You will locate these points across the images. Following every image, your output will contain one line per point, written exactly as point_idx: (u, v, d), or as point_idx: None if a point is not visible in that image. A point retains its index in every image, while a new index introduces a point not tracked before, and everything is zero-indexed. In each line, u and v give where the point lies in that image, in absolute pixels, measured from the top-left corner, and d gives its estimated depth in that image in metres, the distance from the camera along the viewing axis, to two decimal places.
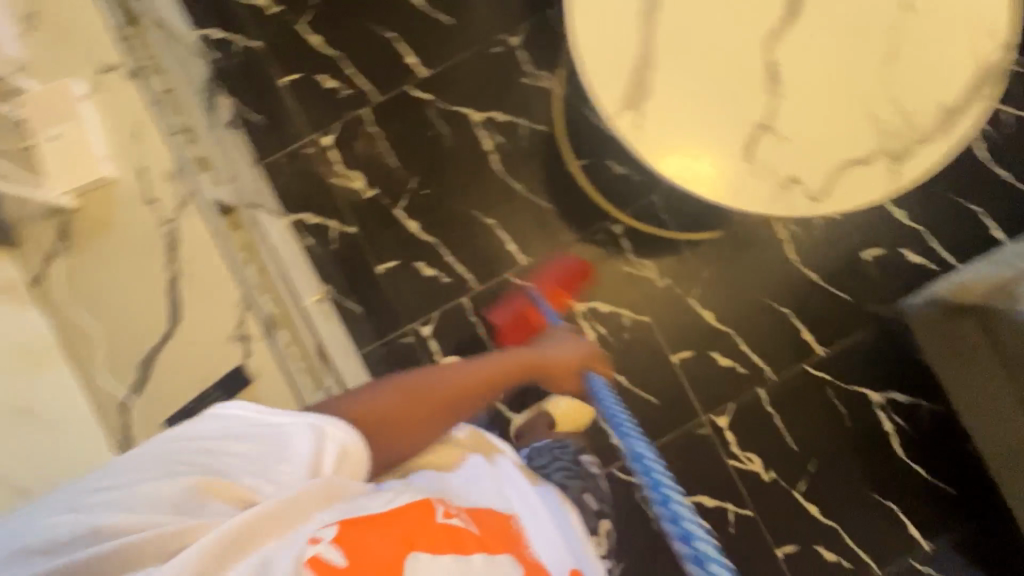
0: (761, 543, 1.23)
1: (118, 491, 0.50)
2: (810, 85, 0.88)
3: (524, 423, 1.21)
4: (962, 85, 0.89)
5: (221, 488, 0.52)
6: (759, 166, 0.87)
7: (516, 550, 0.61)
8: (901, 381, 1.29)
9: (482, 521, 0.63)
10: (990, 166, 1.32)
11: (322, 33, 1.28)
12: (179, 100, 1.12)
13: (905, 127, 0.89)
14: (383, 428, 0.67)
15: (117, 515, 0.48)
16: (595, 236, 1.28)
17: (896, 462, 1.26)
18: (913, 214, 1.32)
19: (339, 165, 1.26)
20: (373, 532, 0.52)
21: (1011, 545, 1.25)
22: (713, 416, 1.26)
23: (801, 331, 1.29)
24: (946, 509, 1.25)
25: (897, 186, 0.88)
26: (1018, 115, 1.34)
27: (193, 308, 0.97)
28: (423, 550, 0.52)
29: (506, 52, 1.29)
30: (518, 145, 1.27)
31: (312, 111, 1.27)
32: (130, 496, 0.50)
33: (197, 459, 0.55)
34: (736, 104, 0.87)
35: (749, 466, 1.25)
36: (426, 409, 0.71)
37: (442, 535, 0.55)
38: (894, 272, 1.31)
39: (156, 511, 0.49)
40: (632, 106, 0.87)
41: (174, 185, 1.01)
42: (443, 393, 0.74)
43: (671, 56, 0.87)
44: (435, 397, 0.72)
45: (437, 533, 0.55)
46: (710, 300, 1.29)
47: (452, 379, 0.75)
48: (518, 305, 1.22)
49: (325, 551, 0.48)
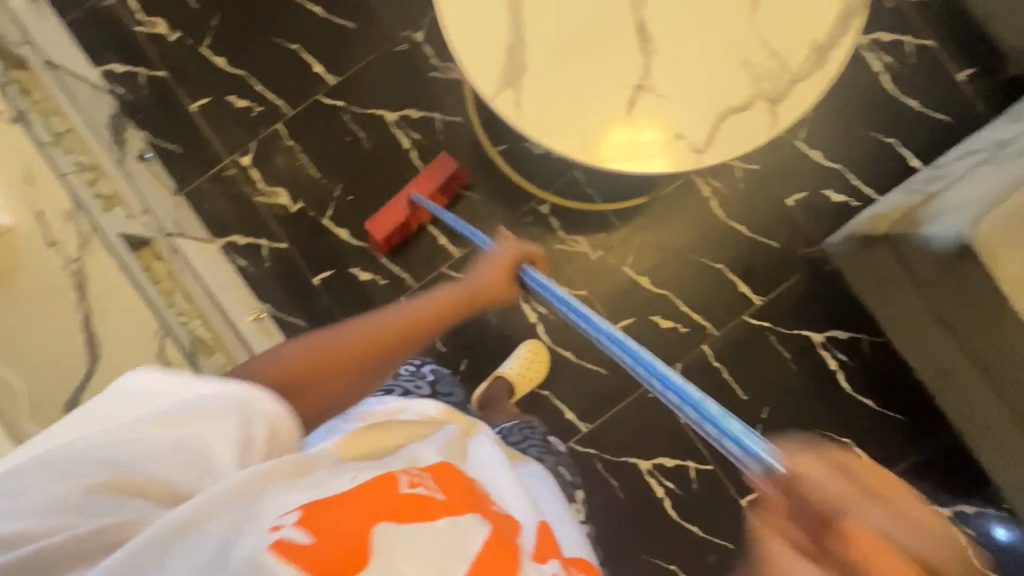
0: (723, 491, 1.39)
1: (45, 489, 0.45)
2: (679, 38, 0.88)
3: (484, 395, 1.31)
4: (832, 19, 0.88)
5: (196, 463, 0.48)
6: (641, 127, 0.88)
7: (484, 509, 0.56)
8: (842, 320, 1.40)
9: (447, 481, 0.57)
10: (898, 97, 1.40)
11: (233, 57, 1.42)
12: (80, 139, 1.17)
13: (782, 69, 0.88)
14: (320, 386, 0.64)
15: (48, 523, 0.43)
16: (524, 219, 1.41)
17: (843, 396, 1.39)
18: (829, 155, 1.41)
19: (262, 184, 1.41)
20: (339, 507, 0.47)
21: (959, 458, 1.38)
22: None
23: (736, 283, 1.41)
24: (895, 433, 1.39)
25: (777, 129, 0.88)
26: (916, 43, 1.41)
27: (111, 343, 0.94)
28: (390, 519, 0.47)
29: (411, 48, 1.42)
30: (436, 140, 1.41)
31: (228, 133, 1.41)
32: (62, 490, 0.45)
33: (167, 435, 0.49)
34: (610, 70, 0.88)
35: None
36: (364, 340, 0.69)
37: (406, 505, 0.49)
38: (819, 213, 1.41)
39: (91, 505, 0.45)
40: (510, 83, 0.88)
41: (73, 222, 0.97)
42: (378, 337, 0.70)
43: (539, 29, 0.88)
44: (356, 347, 0.67)
45: (406, 501, 0.50)
46: (646, 266, 1.41)
47: (391, 322, 0.72)
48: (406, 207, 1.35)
49: (288, 533, 0.43)
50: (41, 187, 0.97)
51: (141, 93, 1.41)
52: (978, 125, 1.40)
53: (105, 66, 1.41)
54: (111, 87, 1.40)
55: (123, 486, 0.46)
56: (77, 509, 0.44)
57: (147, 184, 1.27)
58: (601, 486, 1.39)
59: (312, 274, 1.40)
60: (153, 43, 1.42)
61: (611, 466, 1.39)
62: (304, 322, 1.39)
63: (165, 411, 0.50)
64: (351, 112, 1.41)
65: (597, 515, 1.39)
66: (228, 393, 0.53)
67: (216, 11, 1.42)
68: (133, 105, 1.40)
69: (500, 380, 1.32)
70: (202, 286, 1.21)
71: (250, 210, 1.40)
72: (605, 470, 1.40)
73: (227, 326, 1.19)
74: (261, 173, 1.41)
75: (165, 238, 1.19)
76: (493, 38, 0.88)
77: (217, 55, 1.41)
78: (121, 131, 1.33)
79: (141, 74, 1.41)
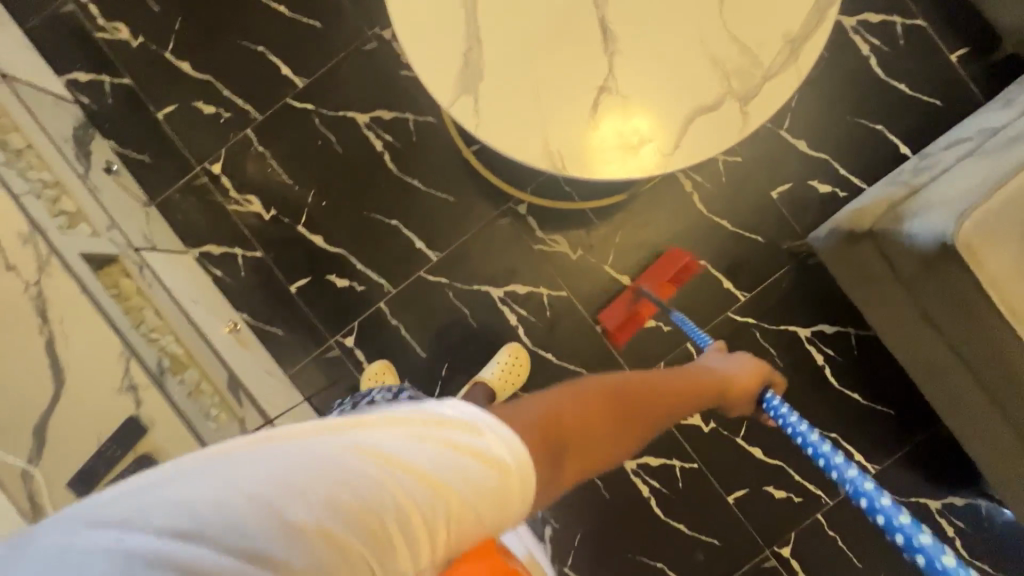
0: (710, 489, 1.38)
1: (215, 510, 0.33)
2: (644, 35, 0.84)
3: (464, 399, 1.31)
4: (806, 10, 0.83)
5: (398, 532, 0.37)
6: (607, 132, 0.84)
7: None
8: (829, 315, 1.37)
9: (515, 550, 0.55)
10: (885, 80, 1.35)
11: (199, 62, 1.38)
12: (41, 155, 1.14)
13: (753, 66, 0.84)
14: (570, 440, 0.50)
15: (203, 561, 0.31)
16: (502, 221, 1.38)
17: (831, 392, 1.37)
18: (815, 144, 1.36)
19: (234, 192, 1.38)
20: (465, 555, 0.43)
21: (950, 451, 1.36)
22: None
23: (720, 280, 1.38)
24: (884, 427, 1.37)
25: (749, 129, 0.84)
26: (904, 22, 1.35)
27: (75, 368, 0.93)
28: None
29: (381, 46, 1.37)
30: (410, 141, 1.37)
31: (198, 141, 1.38)
32: (252, 494, 0.34)
33: (388, 486, 0.37)
34: (572, 73, 0.84)
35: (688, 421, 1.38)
36: (648, 414, 0.61)
37: None
38: (805, 205, 1.37)
39: (278, 542, 0.33)
40: (468, 90, 0.84)
41: (30, 244, 0.95)
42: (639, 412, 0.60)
43: (496, 31, 0.84)
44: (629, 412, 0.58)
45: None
46: (627, 265, 1.38)
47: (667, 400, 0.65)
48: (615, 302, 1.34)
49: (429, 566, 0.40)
50: None
51: (107, 102, 1.38)
52: (972, 108, 1.34)
53: (70, 75, 1.38)
54: (76, 97, 1.37)
55: (347, 523, 0.35)
56: (249, 547, 0.32)
57: (115, 198, 1.25)
58: (588, 486, 1.39)
59: (288, 282, 1.38)
60: (115, 49, 1.38)
61: None
62: (282, 332, 1.38)
63: (398, 452, 0.39)
64: (322, 116, 1.37)
65: (584, 515, 1.39)
66: (501, 439, 0.43)
67: (179, 14, 1.38)
68: (99, 116, 1.38)
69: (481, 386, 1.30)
70: (174, 301, 1.18)
71: (223, 219, 1.38)
72: (590, 470, 1.39)
73: (201, 341, 1.18)
74: (232, 181, 1.38)
75: (136, 255, 1.17)
76: (449, 43, 0.84)
77: (181, 60, 1.38)
78: (87, 143, 1.30)
79: (106, 83, 1.38)
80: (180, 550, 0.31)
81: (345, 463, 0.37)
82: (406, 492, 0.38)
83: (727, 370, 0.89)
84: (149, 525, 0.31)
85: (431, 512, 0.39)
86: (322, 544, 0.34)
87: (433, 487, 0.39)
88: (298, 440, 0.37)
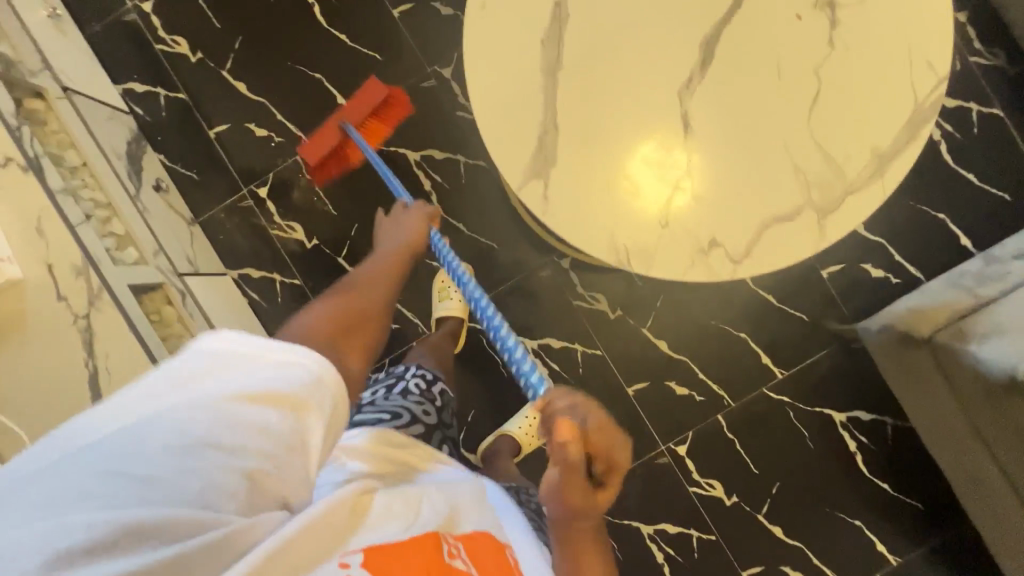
0: (726, 564, 1.35)
1: (100, 476, 0.39)
2: (726, 136, 0.81)
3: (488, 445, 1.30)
4: (898, 126, 0.80)
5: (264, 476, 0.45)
6: (676, 231, 0.82)
7: None
8: (866, 401, 1.34)
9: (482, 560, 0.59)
10: (953, 168, 1.30)
11: (255, 84, 1.37)
12: (95, 173, 1.14)
13: (835, 178, 0.81)
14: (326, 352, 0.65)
15: (97, 519, 0.37)
16: (543, 272, 1.36)
17: (860, 479, 1.34)
18: (871, 226, 1.32)
19: (278, 218, 1.37)
20: (392, 562, 0.51)
21: (976, 553, 1.32)
22: (672, 445, 1.36)
23: (758, 355, 1.35)
24: (911, 521, 1.33)
25: (825, 243, 0.81)
26: (979, 110, 1.31)
27: None
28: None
29: (438, 84, 1.35)
30: (458, 184, 1.36)
31: (246, 163, 1.37)
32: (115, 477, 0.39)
33: (226, 430, 0.44)
34: (647, 167, 0.82)
35: (711, 492, 1.35)
36: (314, 345, 0.65)
37: None
38: (854, 288, 1.33)
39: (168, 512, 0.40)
40: (539, 174, 0.82)
41: (83, 276, 0.95)
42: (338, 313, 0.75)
43: (572, 118, 0.82)
44: (334, 318, 0.73)
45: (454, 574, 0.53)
46: (665, 329, 1.36)
47: (327, 311, 0.75)
48: (338, 135, 1.21)
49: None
50: (52, 239, 0.94)
51: (161, 115, 1.38)
52: None
53: (126, 85, 1.37)
54: (130, 107, 1.37)
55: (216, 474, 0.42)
56: (144, 496, 0.39)
57: (162, 218, 1.24)
58: None
59: None
60: (172, 63, 1.38)
61: (616, 530, 1.35)
62: None
63: (232, 394, 0.46)
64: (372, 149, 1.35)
65: None
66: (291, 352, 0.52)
67: (239, 33, 1.37)
68: (151, 128, 1.38)
69: (506, 439, 1.29)
70: (212, 329, 1.18)
71: (264, 243, 1.37)
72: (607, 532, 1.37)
73: None
74: (277, 206, 1.37)
75: (177, 280, 1.16)
76: (523, 122, 0.82)
77: (238, 80, 1.37)
78: (138, 158, 1.29)
79: (162, 96, 1.38)
80: (75, 519, 0.37)
81: (183, 410, 0.44)
82: (253, 416, 0.46)
83: (401, 220, 1.06)
84: (33, 508, 0.38)
85: (279, 426, 0.47)
86: (198, 480, 0.42)
87: (274, 408, 0.48)
88: (125, 410, 0.43)
